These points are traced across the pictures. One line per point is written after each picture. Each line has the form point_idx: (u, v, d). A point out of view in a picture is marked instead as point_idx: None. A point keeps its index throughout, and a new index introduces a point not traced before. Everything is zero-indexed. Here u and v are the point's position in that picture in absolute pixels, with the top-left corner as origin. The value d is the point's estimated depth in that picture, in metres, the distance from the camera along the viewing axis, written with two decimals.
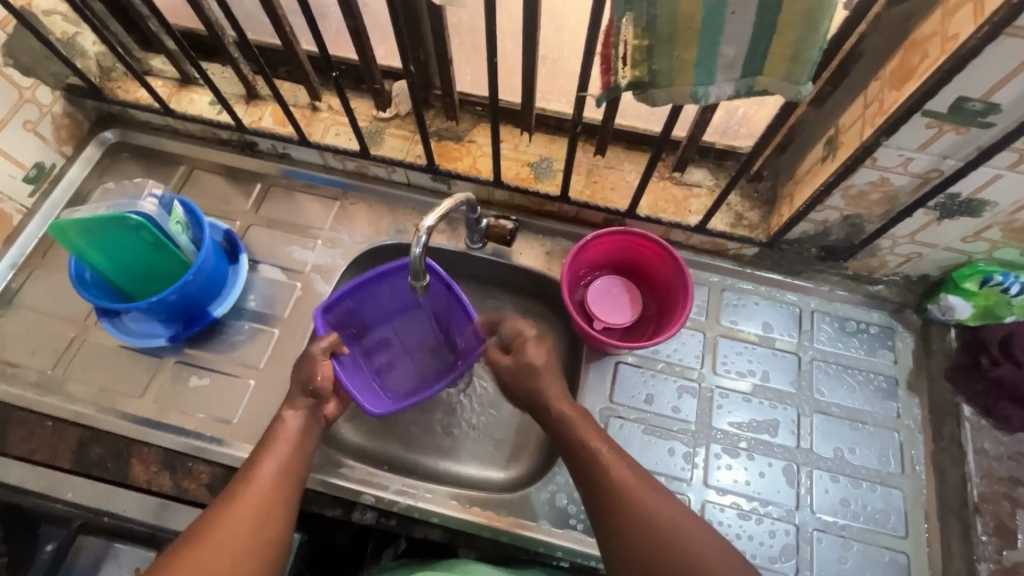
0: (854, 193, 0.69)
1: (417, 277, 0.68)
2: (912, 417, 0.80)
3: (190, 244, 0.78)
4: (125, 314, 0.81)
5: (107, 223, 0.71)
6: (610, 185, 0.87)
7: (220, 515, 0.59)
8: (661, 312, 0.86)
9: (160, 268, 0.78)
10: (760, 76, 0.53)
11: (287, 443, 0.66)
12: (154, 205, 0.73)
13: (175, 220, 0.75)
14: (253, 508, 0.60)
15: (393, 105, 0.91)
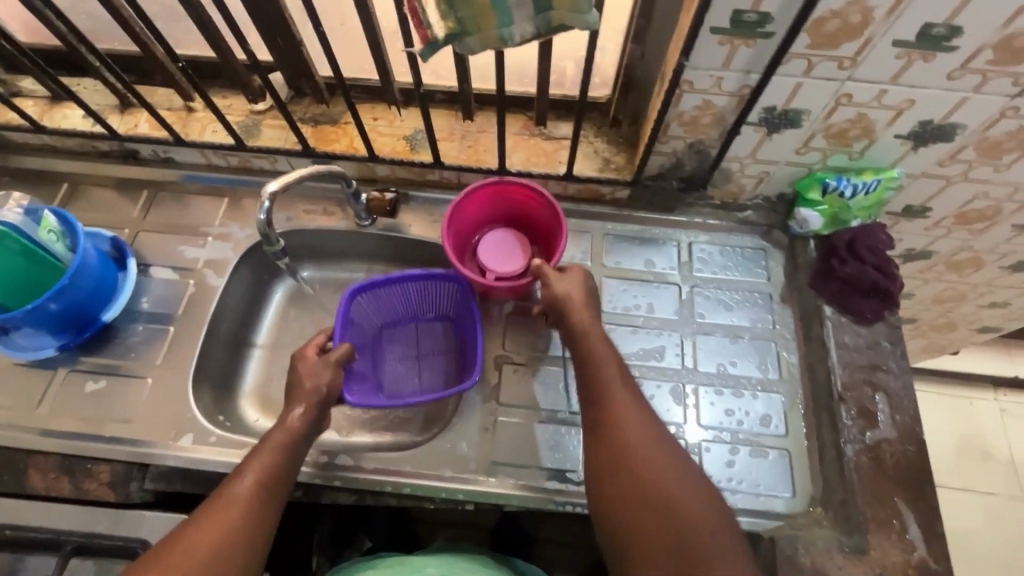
0: (688, 119, 0.74)
1: (269, 243, 0.76)
2: (787, 325, 0.85)
3: (67, 251, 0.79)
4: (13, 331, 0.81)
5: None
6: (483, 147, 0.91)
7: (187, 529, 0.58)
8: (551, 253, 0.85)
9: (39, 281, 0.79)
10: (552, 11, 0.57)
11: (280, 443, 0.66)
12: (19, 214, 0.74)
13: (46, 229, 0.76)
14: (218, 525, 0.58)
15: (267, 98, 0.94)
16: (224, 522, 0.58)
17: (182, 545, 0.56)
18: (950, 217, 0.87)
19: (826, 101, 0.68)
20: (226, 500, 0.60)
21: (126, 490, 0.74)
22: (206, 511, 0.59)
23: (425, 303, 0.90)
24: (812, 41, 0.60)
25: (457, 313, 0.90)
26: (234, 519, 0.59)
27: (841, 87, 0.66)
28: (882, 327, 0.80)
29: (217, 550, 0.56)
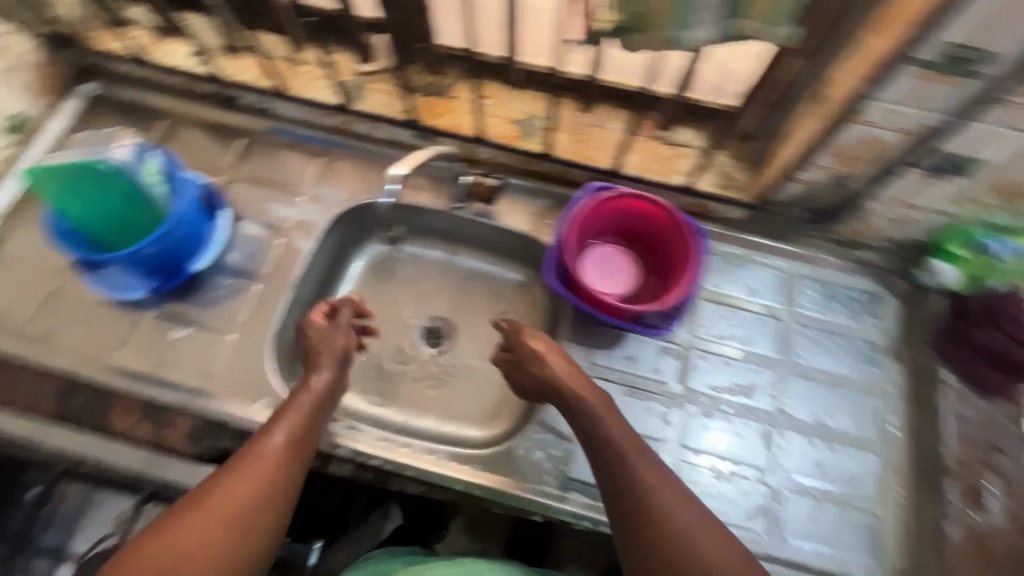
0: (843, 150, 0.67)
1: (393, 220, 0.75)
2: (894, 382, 0.80)
3: (167, 196, 0.78)
4: (104, 268, 0.79)
5: (82, 170, 0.71)
6: (595, 143, 0.85)
7: (247, 478, 0.58)
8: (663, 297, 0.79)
9: (136, 218, 0.78)
10: (742, 18, 0.51)
11: (302, 412, 0.66)
12: (127, 153, 0.73)
13: (150, 171, 0.75)
14: (264, 487, 0.58)
15: (376, 59, 0.89)
16: (263, 479, 0.59)
17: (232, 495, 0.56)
18: None
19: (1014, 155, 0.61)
20: (264, 454, 0.60)
21: (204, 443, 0.74)
22: (246, 463, 0.59)
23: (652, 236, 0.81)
24: None
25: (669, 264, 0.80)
26: (271, 478, 0.59)
27: None
28: (1006, 404, 0.74)
29: (256, 515, 0.57)
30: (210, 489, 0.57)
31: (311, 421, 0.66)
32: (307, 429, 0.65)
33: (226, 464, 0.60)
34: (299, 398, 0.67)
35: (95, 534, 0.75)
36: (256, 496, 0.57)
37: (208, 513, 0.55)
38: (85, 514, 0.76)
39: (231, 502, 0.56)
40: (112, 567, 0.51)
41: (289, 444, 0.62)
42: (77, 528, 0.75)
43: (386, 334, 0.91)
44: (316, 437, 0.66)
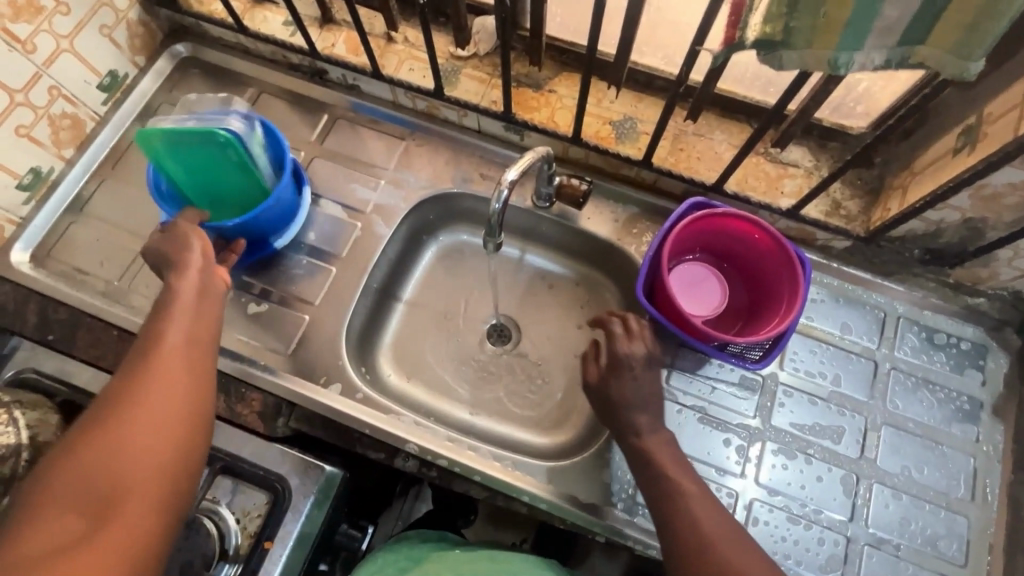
0: (987, 194, 0.61)
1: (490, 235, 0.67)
2: (993, 443, 0.75)
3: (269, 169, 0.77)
4: None
5: (195, 137, 0.70)
6: (696, 154, 0.80)
7: (124, 389, 0.54)
8: (750, 331, 0.75)
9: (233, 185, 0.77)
10: (921, 46, 0.46)
11: (188, 300, 0.63)
12: (239, 123, 0.72)
13: (258, 142, 0.74)
14: (167, 382, 0.55)
15: (473, 44, 0.86)
16: (159, 379, 0.55)
17: (132, 398, 0.53)
18: None
19: None
20: (158, 355, 0.57)
21: (274, 424, 0.74)
22: (138, 369, 0.56)
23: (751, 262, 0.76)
24: None
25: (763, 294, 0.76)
26: (171, 374, 0.56)
27: None
28: None
29: (181, 413, 0.55)
30: (110, 401, 0.53)
31: (198, 310, 0.63)
32: (194, 323, 0.62)
33: (115, 380, 0.55)
34: (174, 289, 0.63)
35: None
36: (155, 402, 0.54)
37: (123, 421, 0.51)
38: None
39: (149, 409, 0.53)
40: (27, 516, 0.46)
41: (181, 339, 0.60)
42: None
43: (454, 328, 0.90)
44: (213, 329, 0.64)
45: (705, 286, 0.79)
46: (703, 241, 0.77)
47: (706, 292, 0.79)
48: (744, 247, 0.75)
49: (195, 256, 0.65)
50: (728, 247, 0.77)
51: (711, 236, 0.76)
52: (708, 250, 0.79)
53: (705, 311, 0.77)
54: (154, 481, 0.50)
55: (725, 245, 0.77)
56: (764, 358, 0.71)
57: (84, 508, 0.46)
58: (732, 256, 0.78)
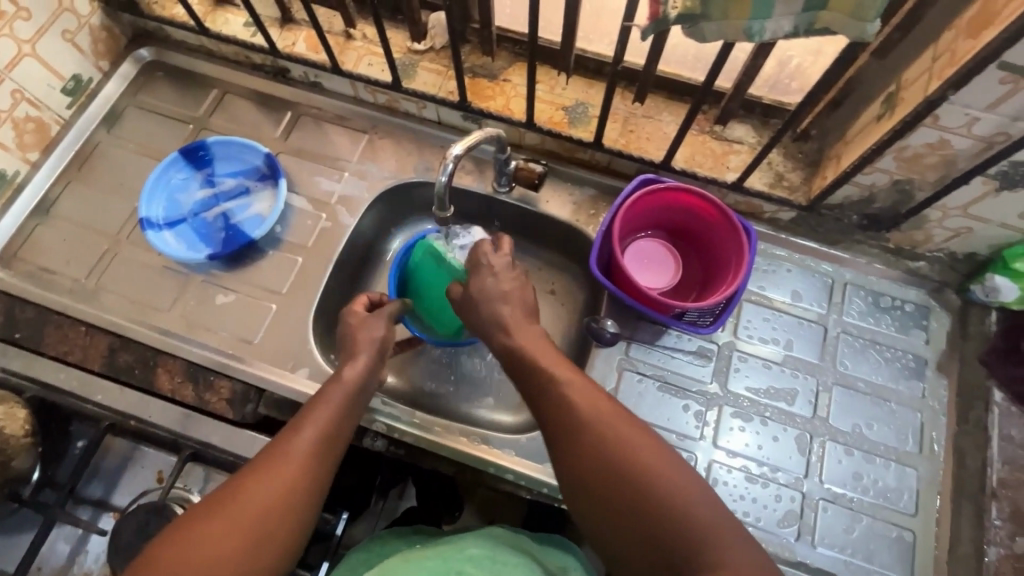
0: (909, 155, 0.65)
1: (441, 208, 0.68)
2: (939, 399, 0.77)
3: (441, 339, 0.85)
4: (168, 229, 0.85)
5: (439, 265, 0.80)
6: (645, 135, 0.83)
7: (248, 476, 0.52)
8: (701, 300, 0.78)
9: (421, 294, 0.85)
10: (823, 11, 0.49)
11: (342, 391, 0.61)
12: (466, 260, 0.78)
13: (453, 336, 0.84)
14: (278, 481, 0.52)
15: (429, 38, 0.89)
16: (282, 472, 0.53)
17: (256, 483, 0.52)
18: None
19: None
20: (290, 449, 0.55)
21: (243, 410, 0.76)
22: (268, 458, 0.54)
23: (701, 236, 0.80)
24: None
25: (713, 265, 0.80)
26: (290, 473, 0.53)
27: None
28: None
29: (287, 512, 0.51)
30: (239, 477, 0.53)
31: (345, 415, 0.60)
32: (338, 420, 0.59)
33: (253, 457, 0.55)
34: (341, 376, 0.63)
35: (138, 488, 0.77)
36: (270, 495, 0.51)
37: (236, 506, 0.50)
38: (128, 468, 0.78)
39: (260, 496, 0.51)
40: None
41: (318, 437, 0.57)
42: (119, 481, 0.77)
43: None
44: (349, 430, 0.61)
45: (658, 260, 0.82)
46: (655, 217, 0.81)
47: (659, 266, 0.82)
48: (694, 220, 0.79)
49: (365, 352, 0.66)
50: (679, 221, 0.80)
51: (662, 211, 0.80)
52: (661, 226, 0.83)
53: (659, 283, 0.80)
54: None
55: (676, 220, 0.81)
56: (717, 322, 0.75)
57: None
58: (683, 231, 0.81)
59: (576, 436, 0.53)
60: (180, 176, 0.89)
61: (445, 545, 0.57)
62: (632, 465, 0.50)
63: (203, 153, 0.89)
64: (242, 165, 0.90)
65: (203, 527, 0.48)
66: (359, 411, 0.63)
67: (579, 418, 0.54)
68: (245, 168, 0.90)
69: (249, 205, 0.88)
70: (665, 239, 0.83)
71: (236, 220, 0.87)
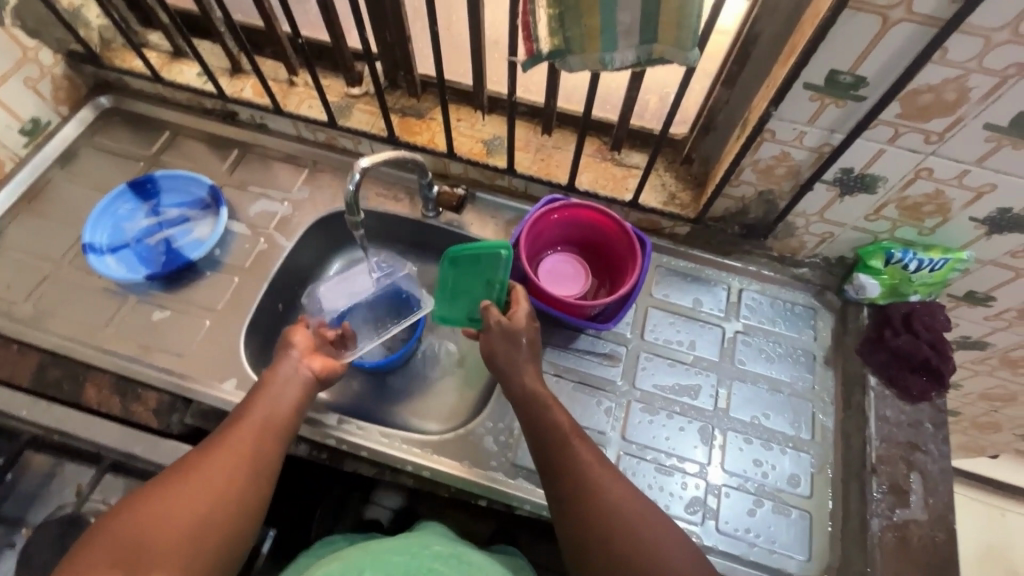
0: (763, 167, 0.76)
1: (351, 214, 0.75)
2: (827, 388, 0.85)
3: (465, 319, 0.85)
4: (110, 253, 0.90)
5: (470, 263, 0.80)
6: (556, 163, 0.94)
7: (206, 450, 0.64)
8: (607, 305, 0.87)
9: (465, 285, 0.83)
10: (656, 44, 0.60)
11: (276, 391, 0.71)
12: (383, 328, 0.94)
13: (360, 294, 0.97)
14: (230, 454, 0.64)
15: (364, 84, 1.00)
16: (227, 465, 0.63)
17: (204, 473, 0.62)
18: (1013, 311, 0.84)
19: (905, 171, 0.69)
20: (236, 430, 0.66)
21: (167, 420, 0.78)
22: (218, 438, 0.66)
23: (608, 250, 0.88)
24: (902, 111, 0.62)
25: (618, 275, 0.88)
26: (239, 449, 0.65)
27: (923, 161, 0.67)
28: (927, 407, 0.78)
29: (241, 493, 0.62)
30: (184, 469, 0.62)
31: (284, 398, 0.71)
32: (281, 404, 0.71)
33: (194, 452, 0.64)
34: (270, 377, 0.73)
35: (55, 504, 0.77)
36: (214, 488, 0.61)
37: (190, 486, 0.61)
38: (49, 483, 0.78)
39: (217, 479, 0.61)
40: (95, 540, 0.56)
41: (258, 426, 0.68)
42: (37, 500, 0.77)
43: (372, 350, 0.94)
44: (293, 418, 0.71)
45: (570, 270, 0.90)
46: (568, 230, 0.89)
47: (571, 276, 0.89)
48: (601, 235, 0.87)
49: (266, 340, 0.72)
50: (589, 236, 0.89)
51: (573, 226, 0.88)
52: (574, 240, 0.91)
53: (570, 290, 0.88)
54: (194, 556, 0.57)
55: (586, 234, 0.89)
56: (616, 318, 0.83)
57: (115, 556, 0.54)
58: (593, 245, 0.90)
59: (592, 502, 0.65)
60: (127, 207, 0.95)
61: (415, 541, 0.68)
62: (629, 523, 0.63)
63: (151, 186, 0.96)
64: (188, 196, 0.97)
65: (164, 499, 0.59)
66: (304, 407, 0.74)
67: (592, 479, 0.67)
68: (191, 199, 0.97)
69: (190, 231, 0.94)
70: (577, 251, 0.92)
71: (177, 244, 0.93)
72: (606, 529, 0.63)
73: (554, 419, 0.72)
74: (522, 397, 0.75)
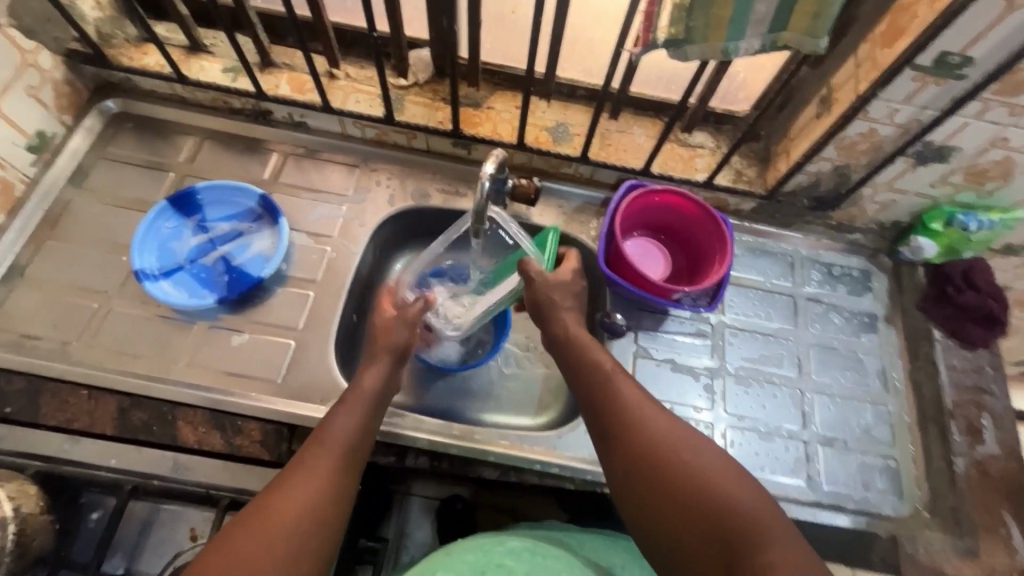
0: (847, 143, 0.79)
1: (477, 221, 0.75)
2: (892, 343, 0.91)
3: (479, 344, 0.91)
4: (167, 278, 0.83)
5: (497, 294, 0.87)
6: (622, 147, 0.94)
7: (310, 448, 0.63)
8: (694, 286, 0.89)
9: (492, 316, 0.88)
10: (784, 32, 0.61)
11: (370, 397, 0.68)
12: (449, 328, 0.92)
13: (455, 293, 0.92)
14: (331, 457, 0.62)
15: (412, 74, 0.94)
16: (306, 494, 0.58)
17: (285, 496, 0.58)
18: None
19: (982, 141, 0.74)
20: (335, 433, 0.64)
21: (279, 450, 0.74)
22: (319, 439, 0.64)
23: (685, 233, 0.91)
24: (1000, 87, 0.65)
25: (696, 256, 0.91)
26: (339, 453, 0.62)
27: (1002, 131, 0.71)
28: (985, 353, 0.87)
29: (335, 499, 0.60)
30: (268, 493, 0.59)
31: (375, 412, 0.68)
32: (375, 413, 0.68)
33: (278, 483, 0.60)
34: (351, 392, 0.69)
35: (165, 551, 0.74)
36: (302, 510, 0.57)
37: (294, 489, 0.58)
38: (153, 531, 0.74)
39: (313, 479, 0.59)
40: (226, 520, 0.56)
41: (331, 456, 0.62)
42: (144, 548, 0.73)
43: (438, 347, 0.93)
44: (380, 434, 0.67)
45: (648, 256, 0.92)
46: (644, 217, 0.92)
47: (649, 263, 0.91)
48: (677, 217, 0.90)
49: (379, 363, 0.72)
50: (663, 220, 0.92)
51: (648, 212, 0.91)
52: (647, 226, 0.93)
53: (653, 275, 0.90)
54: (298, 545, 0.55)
55: (661, 218, 0.92)
56: (713, 301, 0.84)
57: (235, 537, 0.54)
58: (668, 228, 0.93)
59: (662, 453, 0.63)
60: (170, 225, 0.87)
61: (488, 539, 0.68)
62: (682, 469, 0.62)
63: (193, 200, 0.88)
64: (235, 208, 0.89)
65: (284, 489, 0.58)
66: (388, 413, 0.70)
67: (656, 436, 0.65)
68: (239, 210, 0.90)
69: (249, 245, 0.88)
70: (651, 238, 0.94)
71: (237, 262, 0.86)
72: (672, 483, 0.61)
73: (599, 364, 0.73)
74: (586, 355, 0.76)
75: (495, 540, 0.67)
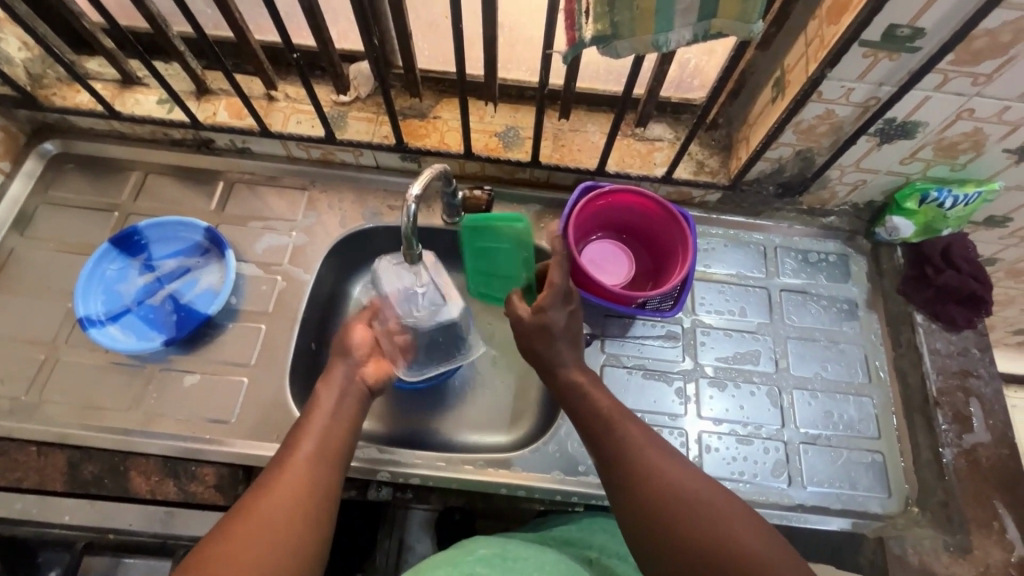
0: (805, 127, 0.75)
1: (408, 247, 0.72)
2: (873, 331, 0.87)
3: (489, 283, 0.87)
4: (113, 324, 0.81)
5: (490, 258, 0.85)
6: (577, 147, 0.90)
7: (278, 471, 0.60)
8: (659, 289, 0.85)
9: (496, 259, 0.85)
10: (714, 19, 0.57)
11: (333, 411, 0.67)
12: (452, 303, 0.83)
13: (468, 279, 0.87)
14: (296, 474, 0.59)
15: (353, 89, 0.91)
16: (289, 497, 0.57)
17: (262, 510, 0.56)
18: None
19: (947, 114, 0.69)
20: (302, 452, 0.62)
21: (234, 494, 0.73)
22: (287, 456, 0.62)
23: (647, 233, 0.88)
24: (955, 57, 0.61)
25: (661, 256, 0.87)
26: (310, 472, 0.60)
27: (966, 103, 0.67)
28: (970, 334, 0.84)
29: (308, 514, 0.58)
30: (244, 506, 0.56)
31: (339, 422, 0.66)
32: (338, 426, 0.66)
33: (241, 505, 0.57)
34: (326, 400, 0.68)
35: None
36: (286, 517, 0.56)
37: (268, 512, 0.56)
38: None
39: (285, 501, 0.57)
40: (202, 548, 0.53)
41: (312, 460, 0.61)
42: None
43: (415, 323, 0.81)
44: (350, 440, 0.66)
45: (610, 259, 0.88)
46: (603, 219, 0.88)
47: (612, 268, 0.87)
48: (637, 217, 0.87)
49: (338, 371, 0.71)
50: (623, 220, 0.88)
51: (608, 213, 0.87)
52: (608, 227, 0.90)
53: (615, 280, 0.86)
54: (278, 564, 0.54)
55: (621, 218, 0.88)
56: (676, 304, 0.81)
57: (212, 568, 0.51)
58: (630, 229, 0.89)
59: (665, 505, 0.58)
60: (115, 267, 0.85)
61: (457, 551, 0.61)
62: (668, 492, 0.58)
63: (136, 238, 0.86)
64: (180, 243, 0.87)
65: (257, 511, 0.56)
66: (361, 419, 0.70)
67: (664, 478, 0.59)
68: (185, 245, 0.87)
69: (197, 281, 0.86)
70: (612, 240, 0.90)
71: (185, 299, 0.84)
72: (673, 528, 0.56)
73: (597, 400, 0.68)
74: (566, 385, 0.71)
75: (464, 550, 0.61)
